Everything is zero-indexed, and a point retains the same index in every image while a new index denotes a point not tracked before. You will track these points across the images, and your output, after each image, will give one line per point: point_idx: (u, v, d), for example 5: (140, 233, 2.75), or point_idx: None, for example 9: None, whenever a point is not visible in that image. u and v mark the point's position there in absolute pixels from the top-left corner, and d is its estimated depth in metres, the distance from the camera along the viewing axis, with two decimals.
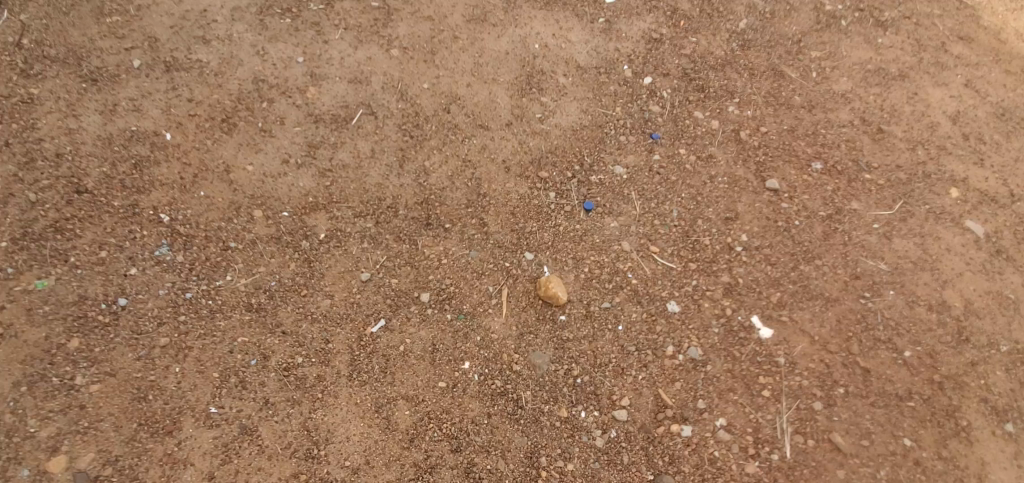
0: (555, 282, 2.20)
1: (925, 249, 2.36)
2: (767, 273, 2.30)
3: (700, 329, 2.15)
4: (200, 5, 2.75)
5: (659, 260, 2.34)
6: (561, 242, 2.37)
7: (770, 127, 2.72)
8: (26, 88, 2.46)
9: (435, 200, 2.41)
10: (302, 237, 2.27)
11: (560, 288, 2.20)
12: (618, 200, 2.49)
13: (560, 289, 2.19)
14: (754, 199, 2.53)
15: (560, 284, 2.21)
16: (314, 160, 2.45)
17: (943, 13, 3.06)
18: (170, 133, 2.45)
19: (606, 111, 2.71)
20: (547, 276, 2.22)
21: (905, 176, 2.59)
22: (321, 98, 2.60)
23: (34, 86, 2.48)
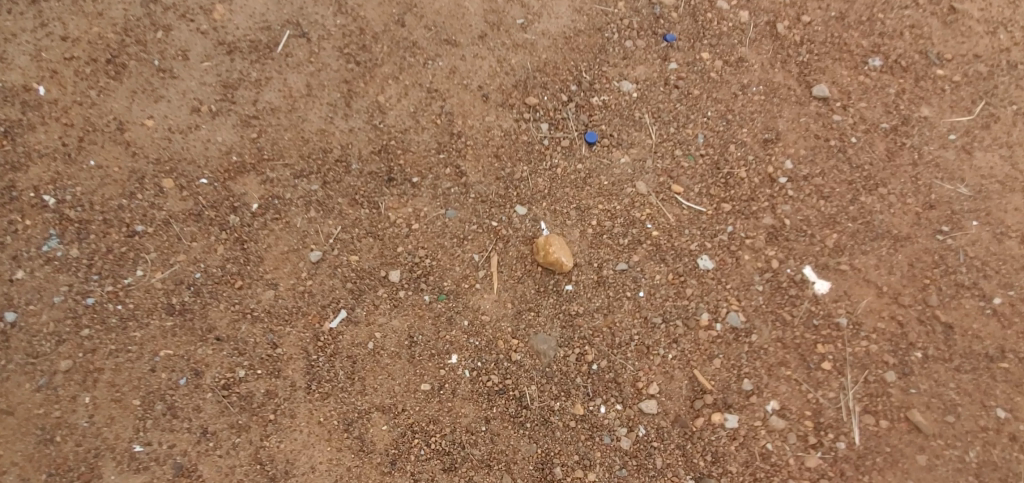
0: (557, 245, 1.74)
1: (1015, 163, 1.92)
2: (820, 210, 1.85)
3: (742, 289, 1.73)
4: None
5: (684, 202, 1.87)
6: (560, 188, 1.88)
7: (814, 14, 2.13)
8: None
9: (397, 148, 1.87)
10: (229, 210, 1.77)
11: (563, 251, 1.74)
12: (627, 127, 1.98)
13: (564, 253, 1.73)
14: (799, 112, 2.02)
15: (564, 246, 1.75)
16: (234, 104, 1.88)
17: None
18: (41, 85, 1.85)
19: (605, 8, 2.10)
20: (546, 237, 1.75)
21: (985, 68, 2.06)
22: (232, 18, 1.96)
23: None
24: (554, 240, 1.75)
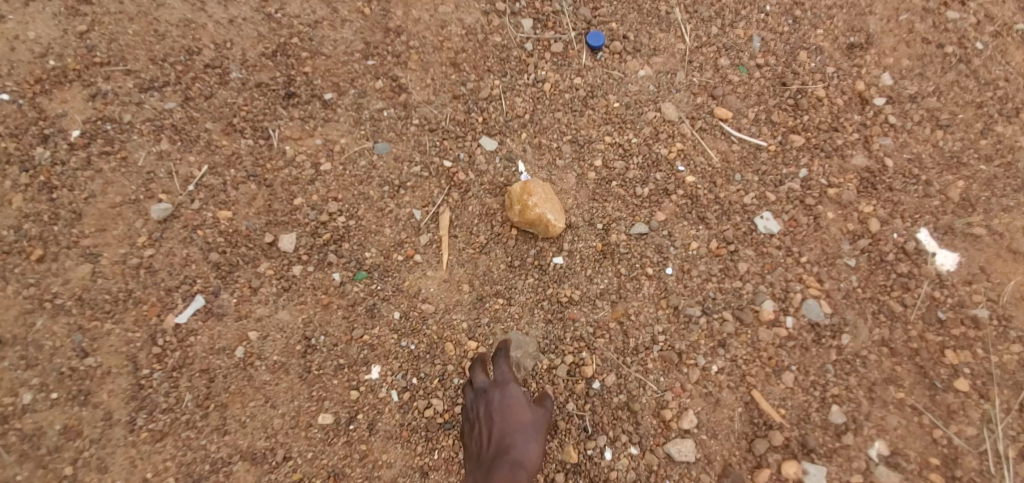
0: (539, 194, 1.12)
1: None
2: (937, 146, 1.23)
3: (823, 264, 1.13)
4: None
5: (734, 134, 1.25)
6: (548, 112, 1.26)
7: None
8: None
9: (301, 49, 1.23)
10: (34, 140, 1.13)
11: (550, 204, 1.13)
12: (647, 26, 1.35)
13: (551, 207, 1.12)
14: (901, 6, 1.37)
15: (551, 197, 1.14)
16: None
17: None
18: None
19: None
20: (524, 182, 1.13)
21: None
22: None
23: None
24: (536, 188, 1.13)
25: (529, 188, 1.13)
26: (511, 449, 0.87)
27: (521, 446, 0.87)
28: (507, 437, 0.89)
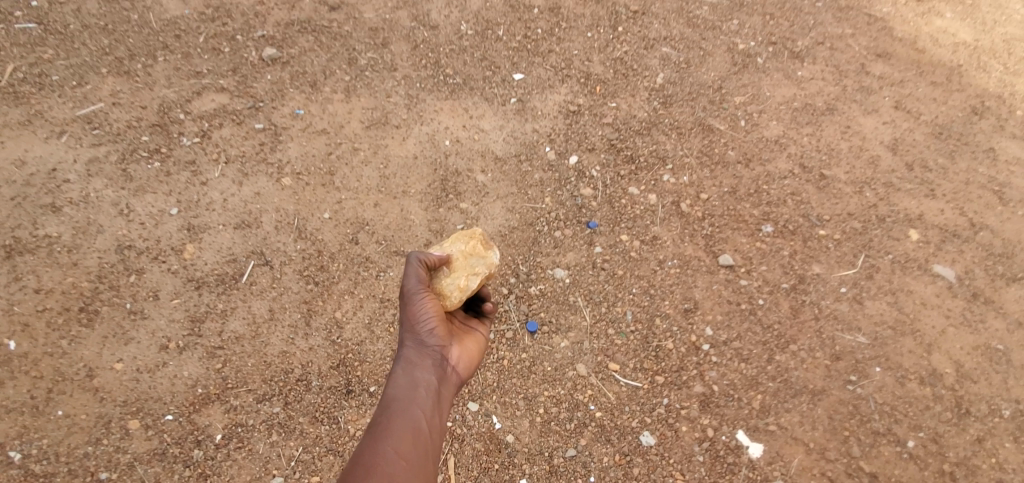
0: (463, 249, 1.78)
1: (901, 309, 2.20)
2: (743, 373, 2.07)
3: (683, 462, 1.93)
4: (48, 164, 2.47)
5: (621, 379, 2.08)
6: (507, 379, 2.08)
7: (710, 192, 2.57)
8: None
9: (354, 360, 2.04)
10: (194, 443, 1.89)
11: (479, 262, 1.75)
12: (563, 312, 2.22)
13: (479, 260, 1.75)
14: (711, 280, 2.30)
15: (483, 255, 1.77)
16: (200, 337, 2.07)
17: (856, 33, 3.33)
18: (16, 340, 2.04)
19: (534, 205, 2.51)
20: (475, 230, 1.87)
21: (859, 225, 2.44)
22: (201, 255, 2.24)
23: None
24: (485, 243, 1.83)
25: (474, 236, 1.84)
26: (415, 326, 1.48)
27: (417, 316, 1.48)
28: (412, 315, 1.49)
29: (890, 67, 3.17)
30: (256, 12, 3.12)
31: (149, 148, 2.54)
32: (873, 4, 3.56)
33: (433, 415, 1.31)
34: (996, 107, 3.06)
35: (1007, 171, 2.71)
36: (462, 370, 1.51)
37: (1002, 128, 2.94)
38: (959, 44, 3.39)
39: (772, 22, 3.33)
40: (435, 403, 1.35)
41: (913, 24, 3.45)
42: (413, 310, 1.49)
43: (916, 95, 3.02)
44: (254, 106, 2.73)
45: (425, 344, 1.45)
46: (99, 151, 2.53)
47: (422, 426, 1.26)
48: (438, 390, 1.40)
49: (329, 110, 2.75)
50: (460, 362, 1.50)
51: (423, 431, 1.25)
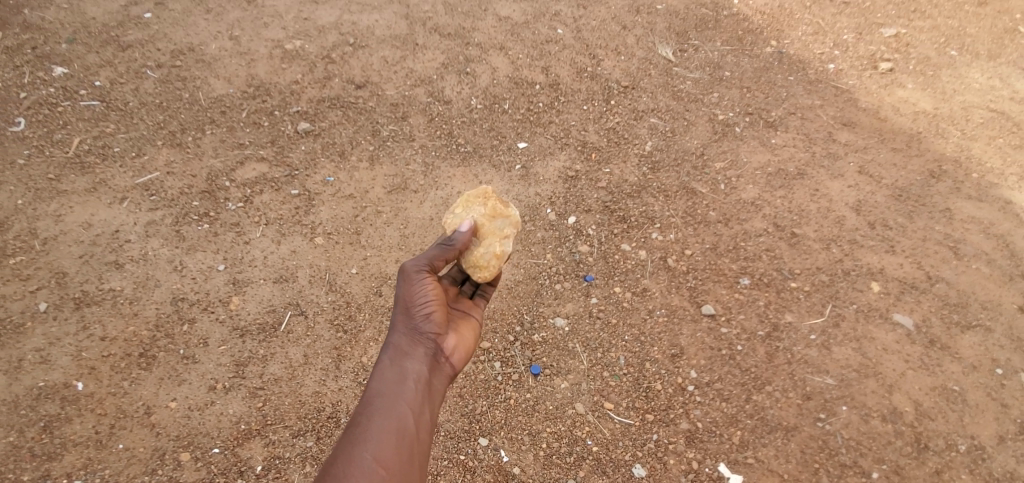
0: (484, 211, 2.11)
1: (864, 354, 2.49)
2: (724, 411, 2.36)
3: None
4: (112, 226, 2.83)
5: (615, 417, 2.37)
6: (514, 417, 2.38)
7: (694, 248, 2.87)
8: None
9: None
10: (237, 473, 2.17)
11: (506, 224, 2.10)
12: (563, 357, 2.52)
13: (504, 221, 2.10)
14: (695, 328, 2.59)
15: (506, 216, 2.11)
16: (244, 379, 2.39)
17: (824, 104, 3.54)
18: (83, 381, 2.36)
19: (537, 260, 2.82)
20: (488, 189, 2.19)
21: (827, 277, 2.74)
22: (245, 306, 2.60)
23: None
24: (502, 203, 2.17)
25: (489, 196, 2.16)
26: (409, 319, 1.73)
27: (412, 307, 1.72)
28: (407, 307, 1.73)
29: (854, 134, 3.36)
30: (292, 90, 3.51)
31: (199, 211, 2.91)
32: (841, 75, 3.73)
33: (418, 411, 1.55)
34: (954, 170, 3.20)
35: (963, 229, 2.93)
36: (451, 359, 1.75)
37: (959, 190, 3.11)
38: (919, 112, 3.51)
39: (749, 95, 3.57)
40: (421, 398, 1.59)
41: (877, 94, 3.61)
42: (410, 296, 1.74)
43: (878, 161, 3.22)
44: (290, 174, 3.11)
45: (417, 335, 1.71)
46: (155, 215, 2.89)
47: (404, 424, 1.49)
48: (425, 382, 1.64)
49: (355, 176, 3.11)
50: (450, 352, 1.75)
51: (406, 430, 1.49)
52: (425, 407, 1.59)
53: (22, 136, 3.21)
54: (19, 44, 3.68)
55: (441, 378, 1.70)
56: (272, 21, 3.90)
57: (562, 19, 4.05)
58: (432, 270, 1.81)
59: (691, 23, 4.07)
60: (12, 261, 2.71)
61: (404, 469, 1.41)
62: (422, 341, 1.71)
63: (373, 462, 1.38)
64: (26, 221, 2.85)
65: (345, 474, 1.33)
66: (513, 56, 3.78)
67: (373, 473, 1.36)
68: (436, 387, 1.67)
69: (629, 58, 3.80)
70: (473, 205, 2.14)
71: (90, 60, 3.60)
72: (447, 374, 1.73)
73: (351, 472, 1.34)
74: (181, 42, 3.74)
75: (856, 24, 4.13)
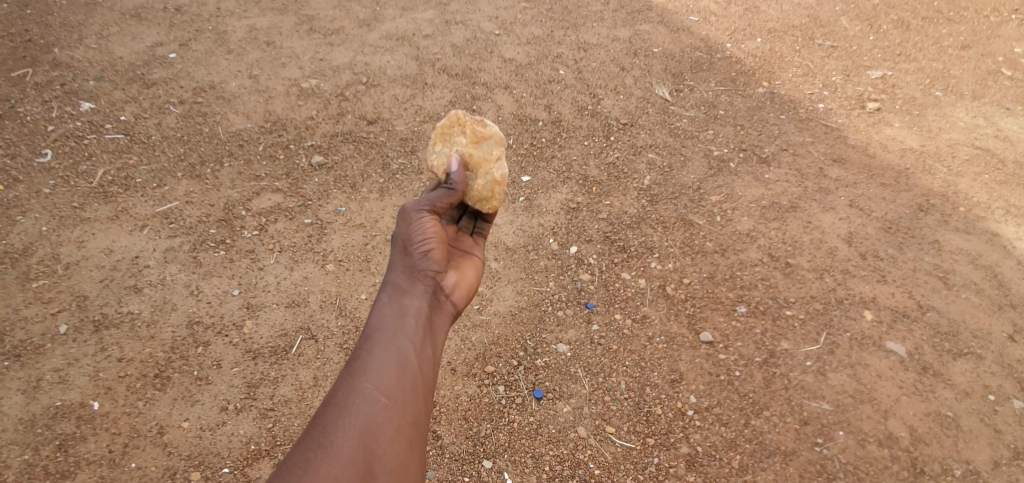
0: (466, 139, 2.15)
1: (859, 380, 2.56)
2: (723, 436, 2.41)
3: None
4: (131, 252, 2.95)
5: (617, 440, 2.42)
6: (518, 440, 2.43)
7: (691, 277, 2.97)
8: None
9: None
10: None
11: (493, 149, 2.15)
12: (565, 381, 2.59)
13: (489, 146, 2.14)
14: (694, 354, 2.66)
15: (491, 140, 2.16)
16: (255, 400, 2.46)
17: (815, 141, 3.70)
18: (98, 400, 2.44)
19: (540, 288, 2.92)
20: (457, 113, 2.20)
21: (821, 306, 2.83)
22: (258, 329, 2.69)
23: None
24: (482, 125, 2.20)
25: (464, 121, 2.17)
26: (409, 256, 1.64)
27: (411, 245, 1.65)
28: (406, 245, 1.65)
29: (844, 170, 3.51)
30: (307, 126, 3.69)
31: (216, 238, 3.03)
32: (831, 114, 3.91)
33: (421, 346, 1.46)
34: (941, 204, 3.32)
35: (952, 260, 3.03)
36: (452, 296, 1.66)
37: (947, 223, 3.22)
38: (906, 149, 3.66)
39: (743, 132, 3.75)
40: (423, 333, 1.50)
41: (865, 132, 3.77)
42: (408, 234, 1.67)
43: (868, 195, 3.35)
44: (304, 204, 3.24)
45: (416, 274, 1.62)
46: (174, 241, 3.01)
47: (406, 358, 1.41)
48: (427, 317, 1.55)
49: (366, 207, 3.24)
50: (451, 290, 1.66)
51: (407, 364, 1.40)
52: (427, 343, 1.50)
53: (48, 166, 3.36)
54: (50, 81, 3.89)
55: (443, 316, 1.62)
56: (290, 62, 4.13)
57: (564, 61, 4.28)
58: (432, 207, 1.74)
59: (687, 66, 4.29)
60: (35, 284, 2.81)
61: (407, 401, 1.33)
62: (422, 277, 1.63)
63: (374, 392, 1.30)
64: (49, 246, 2.97)
65: (344, 405, 1.27)
66: (517, 94, 3.98)
67: (374, 403, 1.28)
68: (437, 323, 1.58)
69: (627, 97, 4.00)
70: (455, 137, 2.16)
71: (117, 96, 3.80)
72: (448, 313, 1.64)
73: (351, 404, 1.27)
74: (203, 80, 3.95)
75: (844, 67, 4.34)
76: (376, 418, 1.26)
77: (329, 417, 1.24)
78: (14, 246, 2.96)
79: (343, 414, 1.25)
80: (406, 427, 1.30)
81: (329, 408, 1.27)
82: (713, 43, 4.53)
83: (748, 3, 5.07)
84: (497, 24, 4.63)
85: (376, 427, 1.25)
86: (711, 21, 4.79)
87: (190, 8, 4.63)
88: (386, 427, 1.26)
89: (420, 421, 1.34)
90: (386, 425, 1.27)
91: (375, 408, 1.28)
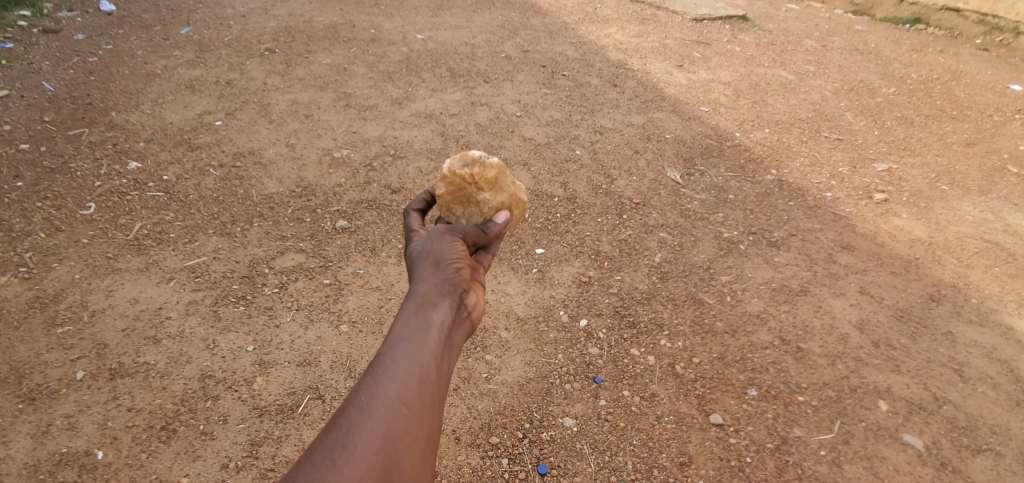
0: (484, 189, 2.26)
1: (875, 474, 2.47)
2: None
3: None
4: (155, 303, 3.06)
5: None
6: None
7: (701, 356, 2.96)
8: None
9: None
10: None
11: (506, 178, 2.34)
12: (571, 457, 2.54)
13: (504, 182, 2.32)
14: (703, 437, 2.61)
15: (502, 171, 2.31)
16: (256, 459, 2.45)
17: (824, 227, 3.79)
18: (103, 449, 2.45)
19: (548, 359, 2.94)
20: (448, 167, 2.25)
21: (834, 393, 2.79)
22: (267, 386, 2.72)
23: None
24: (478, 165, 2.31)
25: (467, 174, 2.25)
26: (437, 272, 1.68)
27: (441, 264, 1.70)
28: (436, 262, 1.70)
29: (854, 257, 3.56)
30: (335, 192, 3.89)
31: (237, 294, 3.14)
32: (839, 203, 4.02)
33: (440, 362, 1.52)
34: (953, 295, 3.33)
35: (966, 352, 3.00)
36: (473, 312, 1.70)
37: (959, 314, 3.21)
38: (915, 239, 3.72)
39: (752, 216, 3.85)
40: (443, 347, 1.56)
41: (873, 221, 3.85)
42: (437, 252, 1.73)
43: (878, 282, 3.38)
44: (324, 265, 3.36)
45: (443, 289, 1.65)
46: (197, 294, 3.13)
47: (427, 370, 1.47)
48: (448, 331, 1.60)
49: (384, 270, 3.35)
50: (472, 306, 1.70)
51: (428, 377, 1.46)
52: (445, 358, 1.56)
53: (90, 218, 3.57)
54: (103, 140, 4.21)
55: (463, 331, 1.66)
56: (325, 133, 4.43)
57: (580, 142, 4.51)
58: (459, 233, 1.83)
59: (697, 152, 4.49)
60: (60, 330, 2.91)
61: (425, 413, 1.40)
62: (450, 292, 1.66)
63: (396, 401, 1.37)
64: (79, 293, 3.10)
65: (368, 409, 1.33)
66: (535, 171, 4.18)
67: (396, 411, 1.35)
68: (457, 339, 1.63)
69: (640, 178, 4.17)
70: (475, 196, 2.24)
71: (162, 157, 4.08)
72: (467, 331, 1.68)
73: (375, 409, 1.34)
74: (243, 146, 4.24)
75: (850, 159, 4.51)
76: (397, 426, 1.33)
77: (354, 420, 1.30)
78: (46, 291, 3.10)
79: (367, 419, 1.31)
80: (422, 438, 1.37)
81: (354, 411, 1.33)
82: (723, 131, 4.76)
83: (756, 97, 5.36)
84: (519, 107, 4.94)
85: (397, 435, 1.32)
86: (721, 112, 5.05)
87: (238, 82, 5.04)
88: (405, 435, 1.34)
89: (434, 433, 1.42)
90: (405, 434, 1.34)
91: (397, 416, 1.35)
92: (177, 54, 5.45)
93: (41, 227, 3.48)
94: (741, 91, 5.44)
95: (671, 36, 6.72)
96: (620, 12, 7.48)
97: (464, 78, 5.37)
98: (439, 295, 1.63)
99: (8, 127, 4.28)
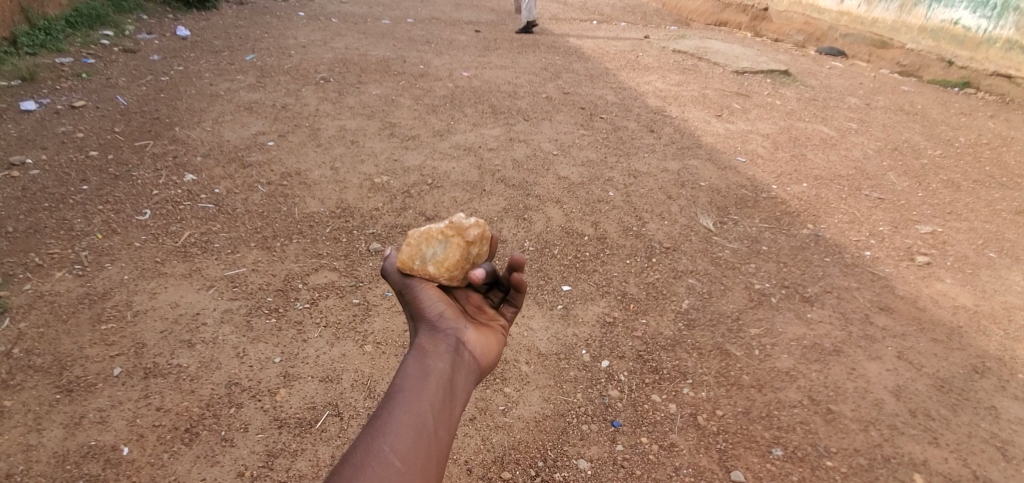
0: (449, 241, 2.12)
1: None
2: None
3: None
4: (194, 309, 3.20)
5: None
6: None
7: (725, 409, 2.88)
8: (18, 407, 2.67)
9: None
10: None
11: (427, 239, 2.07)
12: None
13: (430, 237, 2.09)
14: None
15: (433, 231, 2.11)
16: (270, 470, 2.48)
17: (861, 286, 3.68)
18: (129, 446, 2.53)
19: (567, 398, 2.91)
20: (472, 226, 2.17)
21: (866, 461, 2.65)
22: (289, 399, 2.78)
23: (24, 404, 2.68)
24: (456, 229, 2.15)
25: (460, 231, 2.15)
26: (430, 323, 1.74)
27: (430, 314, 1.76)
28: (426, 314, 1.76)
29: (891, 319, 3.43)
30: (371, 215, 4.03)
31: (270, 306, 3.26)
32: (877, 262, 3.91)
33: (438, 411, 1.54)
34: (998, 368, 3.16)
35: (1011, 429, 2.82)
36: (476, 357, 1.73)
37: (1004, 389, 3.04)
38: (959, 306, 3.57)
39: (786, 269, 3.78)
40: (442, 395, 1.58)
41: (914, 284, 3.73)
42: (421, 303, 1.80)
43: (918, 349, 3.24)
44: (355, 285, 3.46)
45: (438, 337, 1.70)
46: (233, 303, 3.26)
47: (423, 422, 1.49)
48: (447, 379, 1.62)
49: None
50: (471, 346, 1.72)
51: (423, 428, 1.48)
52: (445, 406, 1.57)
53: (144, 223, 3.79)
54: (165, 152, 4.50)
55: (465, 377, 1.68)
56: (368, 159, 4.62)
57: (614, 184, 4.56)
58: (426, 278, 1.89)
59: (732, 201, 4.47)
60: (104, 327, 3.06)
61: (419, 467, 1.41)
62: (444, 340, 1.70)
63: (390, 455, 1.40)
64: (126, 293, 3.27)
65: (361, 464, 1.36)
66: (567, 209, 4.24)
67: (389, 468, 1.37)
68: (459, 385, 1.64)
69: (672, 223, 4.17)
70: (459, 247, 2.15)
71: (216, 172, 4.33)
72: (470, 375, 1.69)
73: (369, 466, 1.36)
74: (291, 167, 4.46)
75: (892, 219, 4.40)
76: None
77: (347, 476, 1.34)
78: (96, 289, 3.28)
79: (360, 474, 1.34)
80: None
81: (348, 466, 1.37)
82: (759, 183, 4.74)
83: (795, 150, 5.33)
84: (557, 146, 5.05)
85: None
86: (758, 163, 5.04)
87: (293, 106, 5.34)
88: None
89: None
90: None
91: (389, 471, 1.37)
92: (241, 78, 5.84)
93: (99, 228, 3.72)
94: (780, 144, 5.42)
95: (711, 86, 6.79)
96: (661, 61, 7.63)
97: (504, 115, 5.54)
98: (434, 345, 1.68)
99: (82, 135, 4.63)
